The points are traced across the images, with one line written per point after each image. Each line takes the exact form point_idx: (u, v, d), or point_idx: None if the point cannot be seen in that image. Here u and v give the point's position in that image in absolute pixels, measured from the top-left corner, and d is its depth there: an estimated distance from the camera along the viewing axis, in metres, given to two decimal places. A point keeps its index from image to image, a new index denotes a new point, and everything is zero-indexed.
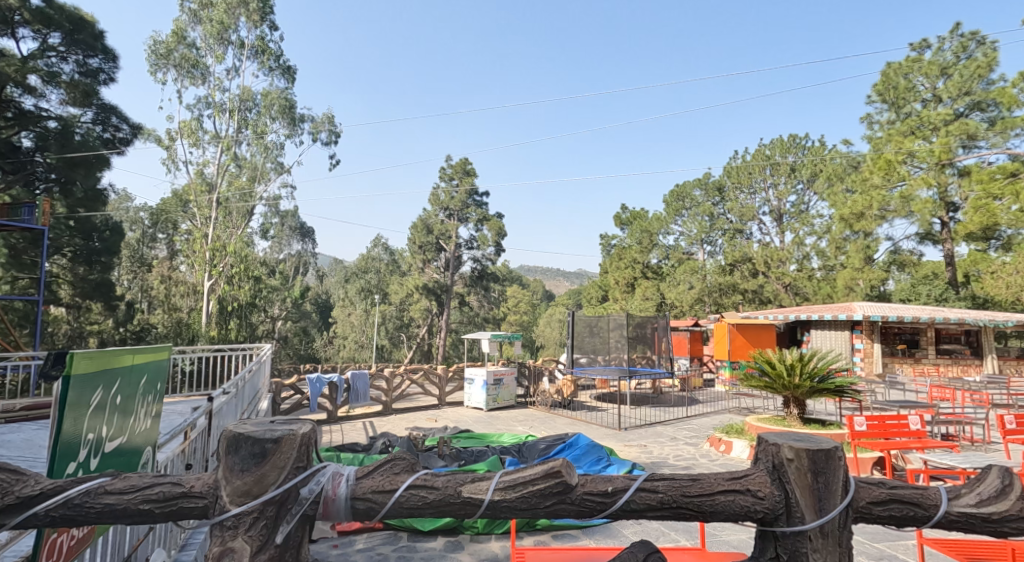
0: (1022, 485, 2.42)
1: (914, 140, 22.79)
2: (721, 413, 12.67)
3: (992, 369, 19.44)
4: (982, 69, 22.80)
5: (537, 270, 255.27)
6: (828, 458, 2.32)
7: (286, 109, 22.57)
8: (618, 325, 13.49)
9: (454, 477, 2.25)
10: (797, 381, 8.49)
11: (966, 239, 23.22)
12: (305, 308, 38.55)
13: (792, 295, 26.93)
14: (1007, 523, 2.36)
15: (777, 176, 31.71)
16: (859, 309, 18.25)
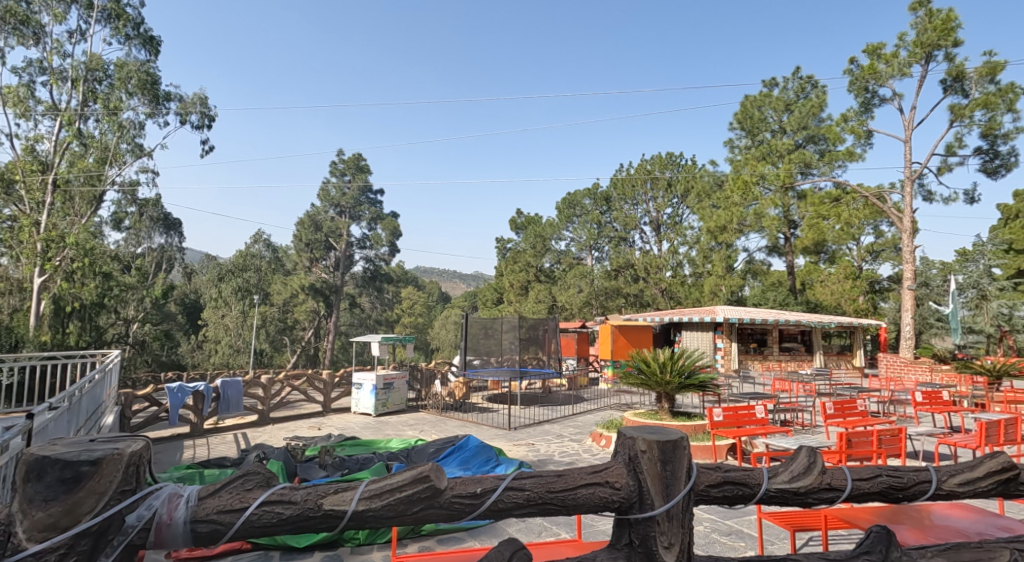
0: (823, 461, 2.84)
1: (765, 165, 25.93)
2: (603, 410, 13.32)
3: (820, 363, 22.43)
4: (816, 108, 26.59)
5: (430, 271, 251.57)
6: (676, 448, 2.51)
7: (147, 85, 20.14)
8: (510, 327, 13.70)
9: (315, 489, 2.15)
10: (667, 378, 9.20)
11: (804, 252, 26.89)
12: (168, 309, 34.70)
13: (667, 299, 29.16)
14: (811, 495, 2.75)
15: (656, 191, 34.28)
16: (722, 312, 20.25)
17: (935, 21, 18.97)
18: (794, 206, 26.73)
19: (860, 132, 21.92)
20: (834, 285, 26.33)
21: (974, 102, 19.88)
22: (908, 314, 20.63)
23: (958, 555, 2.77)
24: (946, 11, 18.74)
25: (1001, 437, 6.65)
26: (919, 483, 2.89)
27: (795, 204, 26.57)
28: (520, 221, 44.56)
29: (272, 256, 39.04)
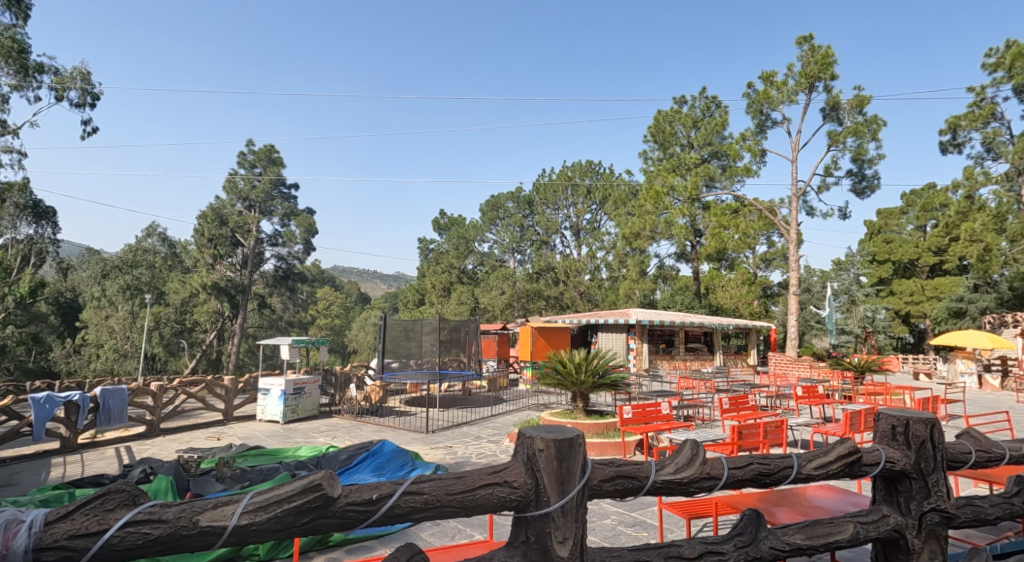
0: (705, 453, 3.05)
1: (675, 176, 27.49)
2: (521, 411, 13.46)
3: (720, 362, 24.06)
4: (719, 126, 28.94)
5: (343, 270, 243.73)
6: (572, 446, 2.57)
7: (16, 55, 17.84)
8: (430, 329, 13.50)
9: (190, 506, 2.02)
10: (582, 377, 9.46)
11: (708, 258, 28.94)
12: (39, 310, 30.85)
13: (585, 301, 30.06)
14: (693, 485, 2.95)
15: (577, 197, 35.48)
16: (635, 314, 21.19)
17: (817, 55, 21.10)
18: (699, 216, 28.64)
19: (756, 151, 23.84)
20: (733, 290, 28.37)
21: (846, 130, 22.22)
22: (795, 317, 22.63)
23: (813, 531, 3.08)
24: (825, 47, 20.85)
25: (862, 425, 7.50)
26: (784, 468, 3.18)
27: (699, 215, 28.46)
28: (443, 222, 44.37)
29: (169, 250, 35.69)
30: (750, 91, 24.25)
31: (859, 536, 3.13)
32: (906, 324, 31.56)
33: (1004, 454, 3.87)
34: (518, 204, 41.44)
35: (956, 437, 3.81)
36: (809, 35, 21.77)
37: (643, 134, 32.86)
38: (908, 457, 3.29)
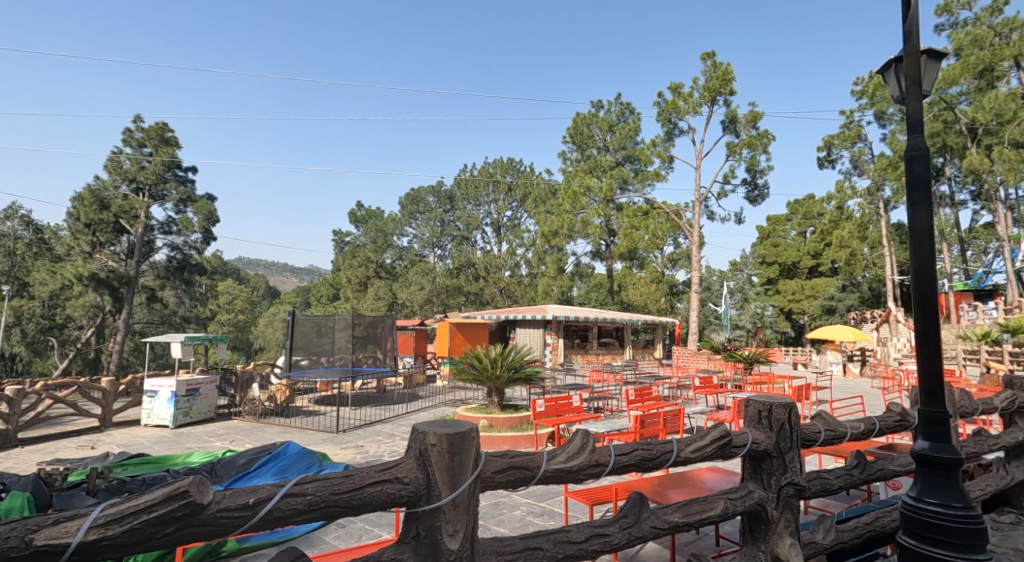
0: (595, 441, 3.10)
1: (592, 177, 28.49)
2: (438, 407, 13.22)
3: (629, 356, 25.12)
4: (632, 131, 30.90)
5: (242, 263, 229.23)
6: (466, 439, 2.50)
7: None
8: (344, 325, 12.85)
9: (26, 522, 1.81)
10: (497, 372, 9.13)
11: (621, 257, 30.23)
12: None
13: (505, 297, 30.25)
14: (581, 471, 3.01)
15: (498, 193, 35.93)
16: (552, 310, 21.44)
17: (718, 71, 22.60)
18: (614, 217, 30.08)
19: (665, 157, 25.11)
20: (642, 287, 30.08)
21: (742, 142, 23.99)
22: (696, 313, 24.13)
23: (689, 509, 3.28)
24: (726, 65, 22.42)
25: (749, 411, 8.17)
26: (663, 452, 3.36)
27: (614, 215, 29.84)
28: (359, 215, 43.07)
29: (34, 236, 30.98)
30: (660, 101, 25.52)
31: (728, 511, 3.37)
32: (789, 320, 34.76)
33: (848, 431, 4.35)
34: (438, 198, 41.41)
35: (810, 418, 4.22)
36: (714, 52, 23.27)
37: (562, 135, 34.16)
38: (770, 438, 3.59)
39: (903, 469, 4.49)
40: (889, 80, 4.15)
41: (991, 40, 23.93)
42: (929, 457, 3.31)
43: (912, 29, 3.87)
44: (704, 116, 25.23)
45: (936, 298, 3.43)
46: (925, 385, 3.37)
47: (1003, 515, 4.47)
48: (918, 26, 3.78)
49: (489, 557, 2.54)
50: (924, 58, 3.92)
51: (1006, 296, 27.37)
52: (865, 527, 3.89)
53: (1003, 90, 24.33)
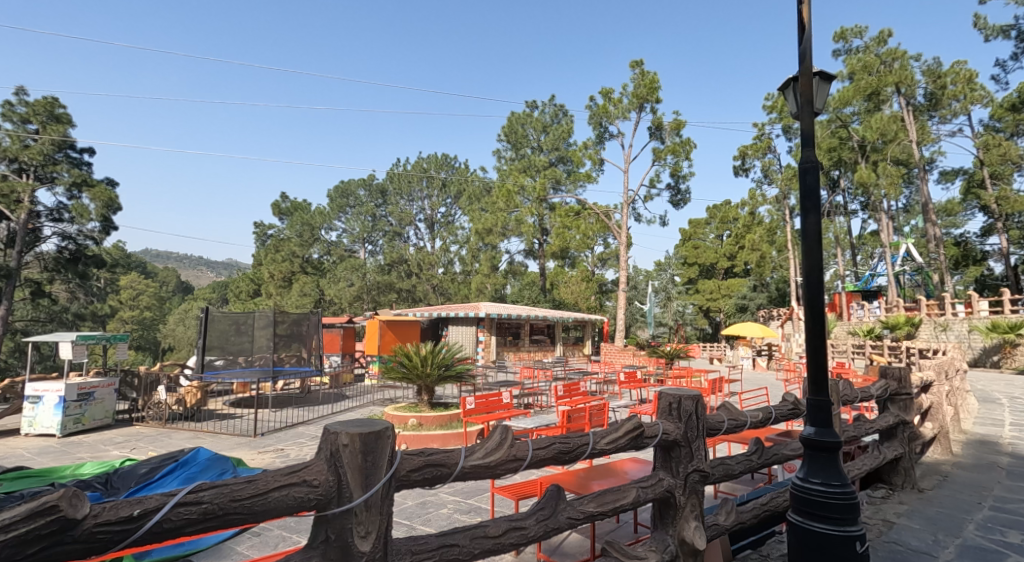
0: (512, 436, 3.09)
1: (525, 177, 28.92)
2: (365, 406, 12.77)
3: (560, 353, 25.53)
4: (565, 133, 32.81)
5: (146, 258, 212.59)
6: (380, 438, 2.40)
7: None
8: (264, 323, 12.14)
9: None
10: (428, 370, 8.72)
11: (554, 255, 30.86)
12: None
13: (438, 295, 30.01)
14: (498, 466, 2.98)
15: (432, 189, 35.71)
16: (485, 307, 21.33)
17: (646, 79, 23.48)
18: (547, 216, 30.95)
19: (595, 159, 25.77)
20: (573, 286, 30.61)
21: (667, 148, 25.01)
22: (623, 310, 24.95)
23: (604, 498, 3.35)
24: (653, 73, 23.33)
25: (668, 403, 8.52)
26: (580, 446, 3.42)
27: (547, 214, 30.70)
28: (283, 207, 40.70)
29: None
30: (591, 105, 26.20)
31: (639, 500, 3.47)
32: (707, 317, 36.72)
33: (748, 420, 4.62)
34: (370, 193, 40.38)
35: (716, 408, 4.45)
36: (641, 61, 24.23)
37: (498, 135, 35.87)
38: (679, 428, 3.74)
39: (797, 453, 4.82)
40: (789, 98, 4.46)
41: (879, 66, 26.36)
42: (816, 440, 3.59)
43: (807, 51, 4.18)
44: (632, 121, 26.22)
45: (823, 297, 3.71)
46: (813, 376, 3.64)
47: (877, 490, 4.92)
48: (813, 48, 4.09)
49: (403, 557, 2.46)
50: (818, 79, 4.24)
51: (889, 295, 30.44)
52: (762, 507, 4.15)
53: (888, 113, 26.91)
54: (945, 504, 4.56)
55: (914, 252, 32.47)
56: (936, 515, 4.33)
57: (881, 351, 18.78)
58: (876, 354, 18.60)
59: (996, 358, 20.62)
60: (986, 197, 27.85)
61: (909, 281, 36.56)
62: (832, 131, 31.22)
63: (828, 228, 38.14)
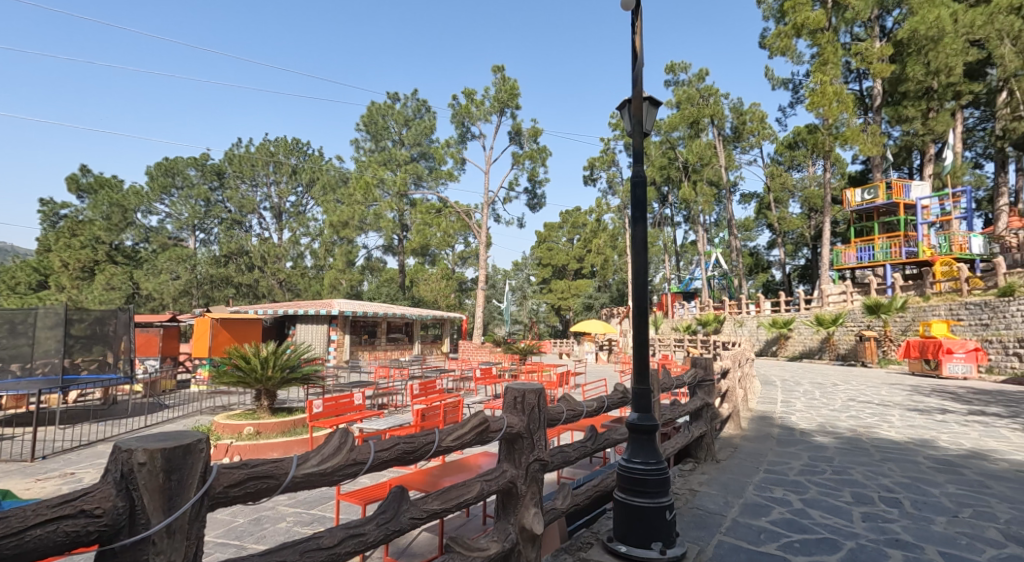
0: (353, 439, 2.84)
1: (385, 170, 28.26)
2: (189, 416, 11.47)
3: (417, 352, 25.22)
4: (427, 129, 32.82)
5: None
6: (189, 453, 2.10)
7: None
8: (53, 322, 10.27)
9: None
10: (268, 373, 8.08)
11: (412, 252, 30.66)
12: None
13: (285, 291, 28.01)
14: (337, 473, 2.73)
15: (279, 175, 33.19)
16: (337, 304, 20.25)
17: (507, 85, 24.18)
18: (407, 213, 30.49)
19: (458, 158, 26.04)
20: (433, 284, 30.29)
21: (526, 154, 26.06)
22: (480, 309, 25.31)
23: (448, 495, 3.45)
24: (514, 80, 24.07)
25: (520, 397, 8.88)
26: (424, 444, 3.40)
27: (407, 211, 30.26)
28: (84, 182, 34.72)
29: None
30: (454, 104, 26.40)
31: (484, 493, 3.60)
32: (558, 315, 38.54)
33: (585, 409, 5.02)
34: (202, 173, 36.22)
35: (556, 400, 4.77)
36: (504, 66, 24.89)
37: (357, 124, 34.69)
38: (522, 421, 3.92)
39: (624, 436, 5.36)
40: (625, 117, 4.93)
41: (698, 99, 29.89)
42: (638, 425, 4.02)
43: (637, 78, 4.68)
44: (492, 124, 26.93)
45: (648, 297, 4.17)
46: (636, 366, 4.07)
47: (686, 464, 5.65)
48: (642, 76, 4.60)
49: None
50: (647, 104, 4.75)
51: (703, 295, 34.89)
52: (594, 489, 4.53)
53: (705, 140, 30.71)
54: (734, 471, 5.41)
55: (724, 260, 37.50)
56: (728, 480, 5.11)
57: (696, 344, 21.43)
58: (692, 346, 21.19)
59: (775, 347, 24.69)
60: (772, 216, 33.32)
61: (720, 283, 42.19)
62: (663, 151, 34.95)
63: (659, 235, 42.54)
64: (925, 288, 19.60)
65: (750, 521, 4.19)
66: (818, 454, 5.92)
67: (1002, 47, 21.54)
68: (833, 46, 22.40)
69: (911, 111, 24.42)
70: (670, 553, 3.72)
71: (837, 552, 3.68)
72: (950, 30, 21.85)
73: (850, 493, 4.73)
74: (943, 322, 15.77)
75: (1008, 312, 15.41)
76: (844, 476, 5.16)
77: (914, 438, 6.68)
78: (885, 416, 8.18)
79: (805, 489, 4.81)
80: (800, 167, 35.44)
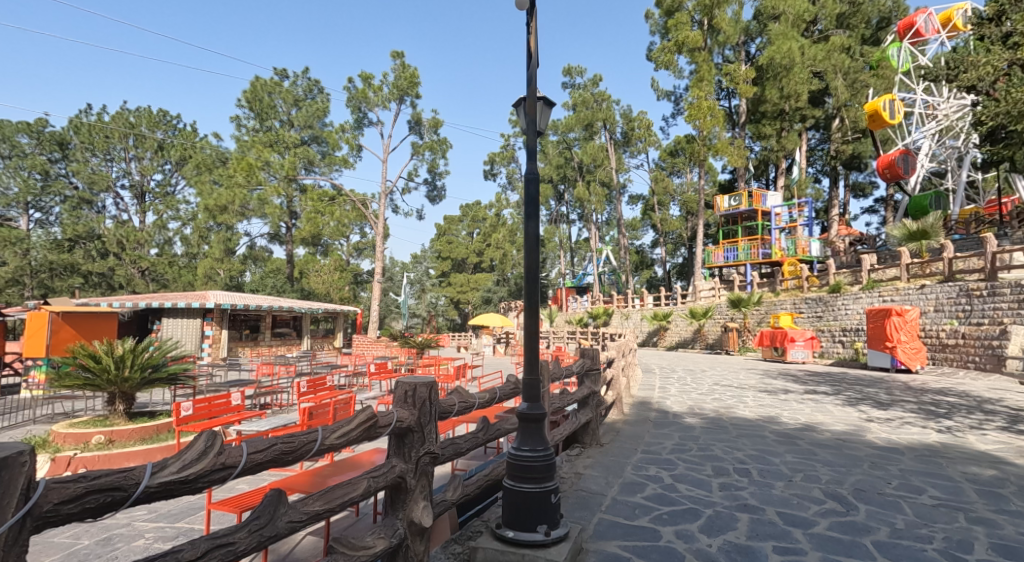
0: (224, 440, 2.39)
1: (272, 152, 26.63)
2: (23, 426, 10.02)
3: (307, 347, 24.15)
4: (319, 112, 31.41)
5: None
6: (4, 469, 1.77)
7: None
8: None
9: None
10: (126, 374, 7.33)
11: (301, 241, 29.29)
12: None
13: (148, 280, 25.34)
14: (201, 480, 2.29)
15: (140, 149, 29.90)
16: (212, 297, 18.71)
17: (406, 72, 23.75)
18: (296, 199, 28.91)
19: (354, 145, 25.20)
20: (325, 276, 29.11)
21: (426, 144, 25.74)
22: (376, 303, 24.67)
23: (332, 495, 3.20)
24: (414, 68, 23.69)
25: None
26: (306, 443, 3.23)
27: (296, 197, 28.70)
28: None
29: None
30: (349, 87, 25.43)
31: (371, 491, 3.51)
32: (457, 309, 38.37)
33: (476, 401, 5.13)
34: (38, 142, 31.49)
35: (448, 393, 4.85)
36: (403, 52, 24.37)
37: (238, 100, 32.30)
38: (414, 414, 3.92)
39: (516, 426, 5.55)
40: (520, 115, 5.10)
41: (593, 103, 31.18)
42: (527, 413, 4.18)
43: (532, 77, 4.87)
44: (391, 111, 26.32)
45: (538, 291, 4.37)
46: (525, 358, 4.23)
47: (573, 450, 5.98)
48: (537, 76, 4.79)
49: None
50: (541, 103, 4.94)
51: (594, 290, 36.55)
52: (484, 478, 4.65)
53: (598, 142, 32.01)
54: (615, 453, 5.82)
55: (613, 258, 39.47)
56: (609, 462, 5.50)
57: (587, 337, 22.37)
58: (584, 338, 22.12)
59: (655, 338, 26.52)
60: (656, 217, 35.57)
61: (609, 278, 44.43)
62: (561, 150, 36.08)
63: (555, 231, 43.90)
64: (776, 285, 22.13)
65: (627, 498, 4.55)
66: (687, 434, 6.53)
67: (836, 80, 25.39)
68: (707, 65, 24.20)
69: (770, 129, 27.10)
70: (555, 535, 3.90)
71: (697, 519, 4.12)
72: (798, 61, 24.69)
73: (711, 466, 5.28)
74: (790, 314, 17.88)
75: (840, 306, 17.77)
76: (707, 452, 5.75)
77: (765, 416, 7.57)
78: (743, 397, 9.17)
79: (674, 466, 5.31)
80: (680, 173, 38.25)
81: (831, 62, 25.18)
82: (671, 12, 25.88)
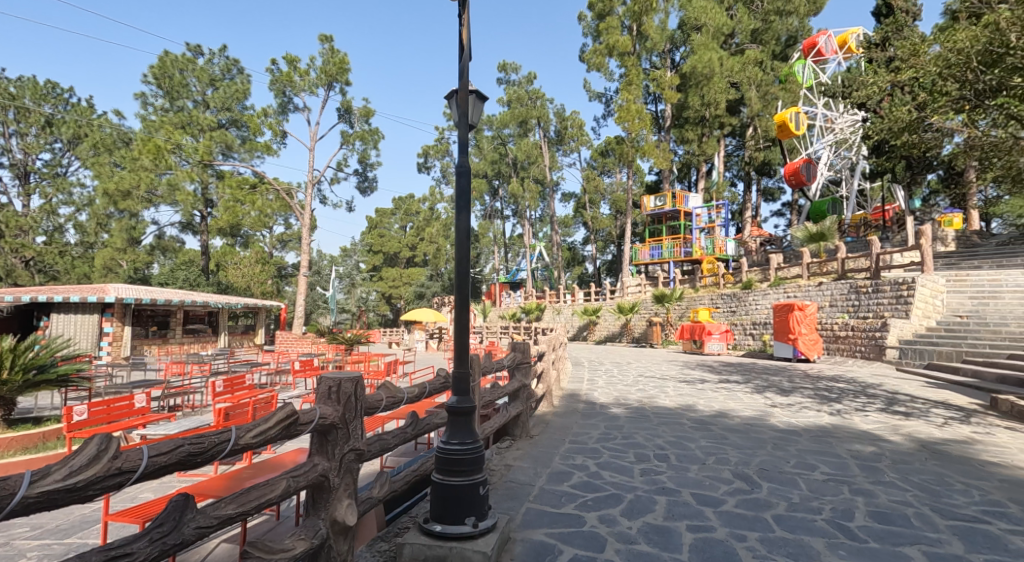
0: (120, 443, 2.29)
1: (182, 134, 25.05)
2: None
3: (224, 344, 22.88)
4: (239, 94, 29.85)
5: None
6: None
7: None
8: None
9: None
10: (5, 376, 6.65)
11: (218, 231, 27.79)
12: None
13: (34, 271, 23.10)
14: (93, 487, 2.19)
15: (24, 124, 27.09)
16: (113, 291, 17.32)
17: (335, 57, 23.09)
18: (212, 186, 27.39)
19: (278, 131, 24.25)
20: (245, 268, 27.88)
21: (356, 134, 25.12)
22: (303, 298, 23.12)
23: (246, 497, 3.05)
24: (343, 54, 23.09)
25: None
26: (218, 444, 3.03)
27: (212, 184, 27.20)
28: None
29: None
30: (273, 70, 24.36)
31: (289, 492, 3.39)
32: (389, 304, 37.69)
33: (405, 396, 5.10)
34: None
35: (376, 389, 4.78)
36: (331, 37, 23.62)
37: (145, 76, 30.09)
38: (338, 410, 3.82)
39: (445, 420, 5.56)
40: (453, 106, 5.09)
41: (526, 100, 31.48)
42: (457, 406, 4.19)
43: (465, 70, 4.88)
44: (318, 97, 25.44)
45: (468, 284, 4.39)
46: (455, 352, 4.21)
47: (504, 442, 6.07)
48: (469, 69, 4.81)
49: None
50: (473, 96, 4.95)
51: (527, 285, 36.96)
52: (412, 474, 4.63)
53: (531, 140, 32.33)
54: (544, 444, 5.97)
55: (544, 254, 40.03)
56: (538, 453, 5.63)
57: (519, 332, 22.52)
58: (515, 333, 22.26)
59: (585, 333, 27.16)
60: (587, 215, 36.34)
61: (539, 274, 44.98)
62: (494, 146, 36.15)
63: (489, 226, 43.94)
64: (696, 282, 23.21)
65: (554, 487, 4.70)
66: (612, 424, 6.78)
67: (749, 91, 26.92)
68: (637, 70, 24.92)
69: (691, 134, 28.37)
70: (483, 526, 3.95)
71: (619, 504, 4.31)
72: (717, 71, 26.00)
73: (634, 453, 5.52)
74: (707, 309, 18.85)
75: (751, 301, 18.74)
76: (630, 440, 6.01)
77: (684, 405, 7.97)
78: (663, 388, 9.60)
79: (599, 454, 5.52)
80: (609, 173, 39.26)
81: (745, 73, 26.70)
82: (601, 15, 26.53)
